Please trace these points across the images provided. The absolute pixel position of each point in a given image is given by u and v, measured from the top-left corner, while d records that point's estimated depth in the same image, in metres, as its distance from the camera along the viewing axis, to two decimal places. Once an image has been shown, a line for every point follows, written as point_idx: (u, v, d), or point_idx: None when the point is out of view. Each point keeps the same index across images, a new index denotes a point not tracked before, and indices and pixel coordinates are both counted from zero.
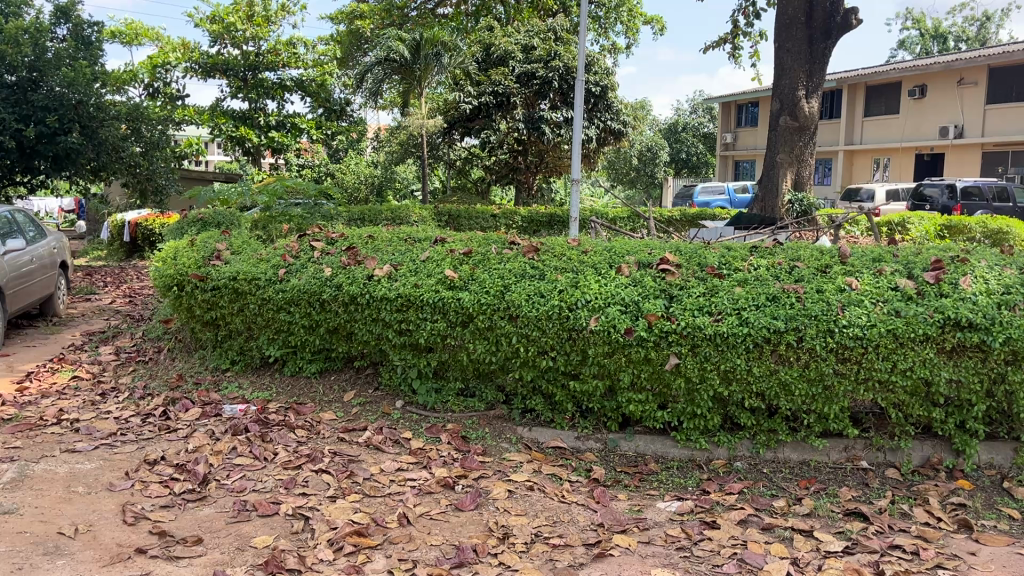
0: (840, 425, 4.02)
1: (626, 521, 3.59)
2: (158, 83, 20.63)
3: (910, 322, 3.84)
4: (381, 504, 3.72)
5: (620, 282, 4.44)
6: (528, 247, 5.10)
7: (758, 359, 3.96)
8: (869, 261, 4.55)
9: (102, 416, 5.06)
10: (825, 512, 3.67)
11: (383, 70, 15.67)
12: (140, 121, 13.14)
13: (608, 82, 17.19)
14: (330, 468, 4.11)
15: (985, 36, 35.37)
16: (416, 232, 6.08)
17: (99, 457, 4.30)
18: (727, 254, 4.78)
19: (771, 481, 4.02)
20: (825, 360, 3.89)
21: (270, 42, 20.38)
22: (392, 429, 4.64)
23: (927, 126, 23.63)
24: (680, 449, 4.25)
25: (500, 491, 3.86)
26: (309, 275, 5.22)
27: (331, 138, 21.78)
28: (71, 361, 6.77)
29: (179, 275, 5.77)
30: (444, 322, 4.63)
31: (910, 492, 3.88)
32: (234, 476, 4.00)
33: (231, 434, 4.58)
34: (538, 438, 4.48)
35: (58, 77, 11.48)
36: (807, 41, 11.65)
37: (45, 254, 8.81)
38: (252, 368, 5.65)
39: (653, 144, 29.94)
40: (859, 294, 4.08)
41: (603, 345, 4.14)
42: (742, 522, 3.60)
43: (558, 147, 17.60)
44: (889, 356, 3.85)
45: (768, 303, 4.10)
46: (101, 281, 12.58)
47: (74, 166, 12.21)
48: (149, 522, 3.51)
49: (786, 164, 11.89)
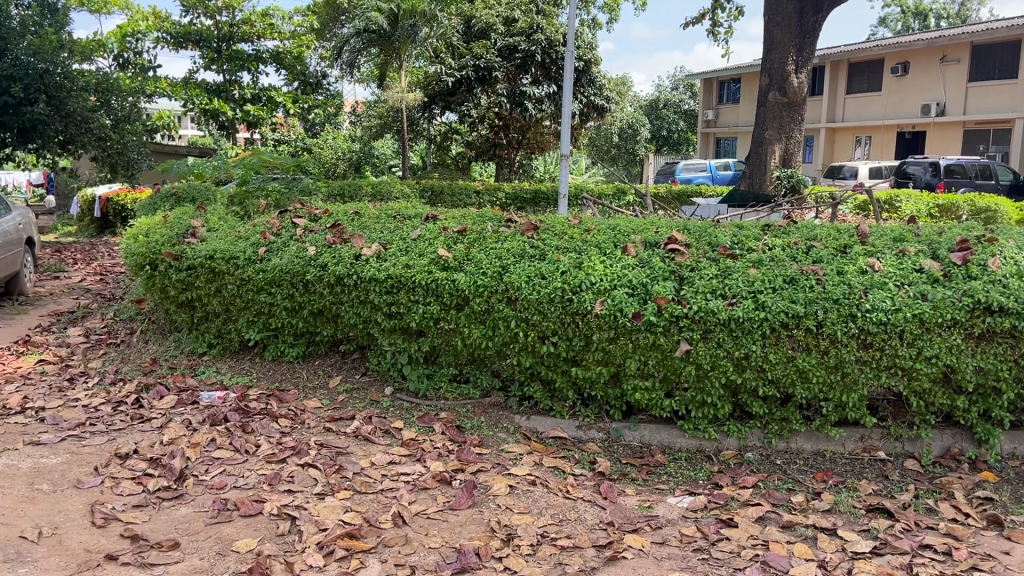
0: (857, 414, 3.81)
1: (637, 519, 3.36)
2: (128, 53, 20.09)
3: (938, 306, 3.61)
4: (374, 501, 3.46)
5: (627, 263, 4.18)
6: (527, 224, 4.81)
7: (775, 345, 3.72)
8: (890, 241, 4.33)
9: (70, 405, 4.72)
10: (848, 508, 3.48)
11: (360, 42, 15.16)
12: (111, 92, 12.67)
13: (591, 56, 16.97)
14: (317, 462, 3.83)
15: (966, 14, 35.45)
16: (405, 209, 5.76)
17: (65, 451, 3.96)
18: (739, 233, 4.54)
19: (786, 473, 3.81)
20: (846, 347, 3.66)
21: (245, 12, 19.75)
22: (382, 418, 4.37)
23: (909, 104, 23.51)
24: (687, 439, 4.02)
25: (500, 487, 3.61)
26: (291, 254, 4.91)
27: (308, 112, 21.24)
28: (37, 343, 6.41)
29: (152, 253, 5.44)
30: (437, 305, 4.35)
31: (933, 485, 3.69)
32: (213, 471, 3.70)
33: (209, 424, 4.28)
34: (538, 428, 4.23)
35: (22, 45, 11.16)
36: (797, 14, 11.29)
37: (11, 232, 8.42)
38: (231, 352, 5.35)
39: (635, 121, 29.66)
40: (883, 276, 3.85)
41: (608, 330, 3.90)
42: (760, 519, 3.39)
43: (540, 123, 17.43)
44: (914, 342, 3.63)
45: (786, 287, 3.85)
46: (71, 259, 12.12)
47: (41, 139, 11.77)
48: (120, 523, 3.21)
49: (774, 141, 11.61)
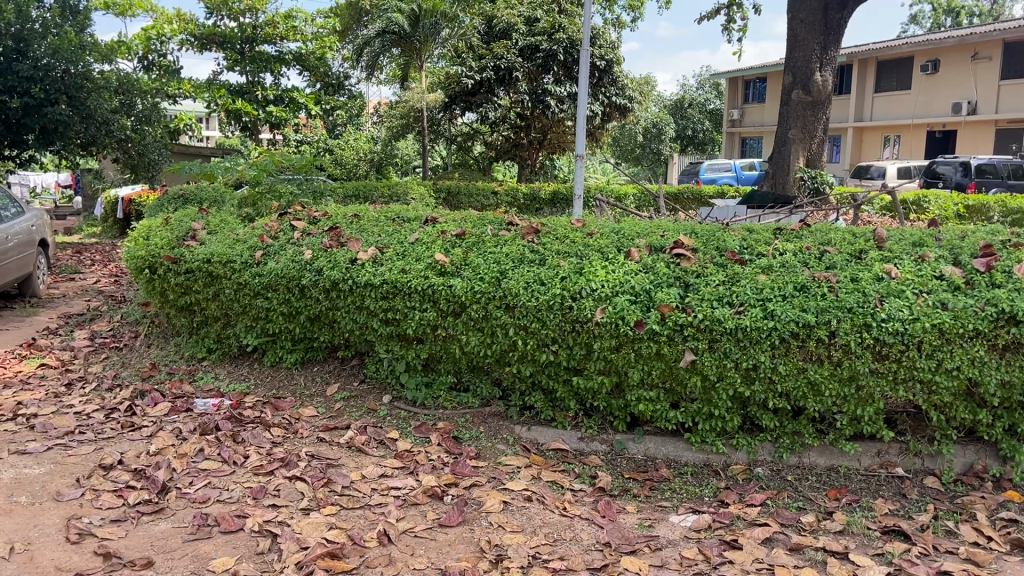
0: (874, 427, 3.61)
1: (636, 540, 3.18)
2: (153, 56, 20.21)
3: (959, 316, 3.39)
4: (360, 518, 3.31)
5: (630, 268, 4.00)
6: (528, 228, 4.65)
7: (785, 356, 3.52)
8: (909, 245, 4.11)
9: (63, 412, 4.63)
10: (861, 529, 3.27)
11: (382, 43, 15.00)
12: (133, 94, 12.71)
13: (613, 56, 16.66)
14: (305, 474, 3.69)
15: (1000, 11, 34.65)
16: (406, 212, 5.62)
17: (51, 461, 3.86)
18: (749, 237, 4.35)
19: (797, 490, 3.61)
20: (860, 359, 3.44)
21: (268, 14, 19.76)
22: (377, 428, 4.23)
23: (939, 102, 23.00)
24: (694, 452, 3.83)
25: (493, 503, 3.45)
26: (287, 258, 4.78)
27: (330, 114, 21.21)
28: (41, 346, 6.34)
29: (151, 257, 5.35)
30: (434, 312, 4.20)
31: (954, 505, 3.47)
32: (198, 484, 3.58)
33: (199, 433, 4.17)
34: (538, 439, 4.07)
35: (43, 46, 11.06)
36: (822, 9, 10.97)
37: (24, 233, 8.42)
38: (230, 358, 5.24)
39: (659, 120, 29.36)
40: (900, 284, 3.64)
41: (610, 339, 3.72)
42: (766, 541, 3.20)
43: (561, 123, 17.12)
44: (934, 353, 3.41)
45: (796, 294, 3.65)
46: (90, 260, 12.13)
47: (62, 140, 11.82)
48: (95, 540, 3.09)
49: (799, 141, 11.27)
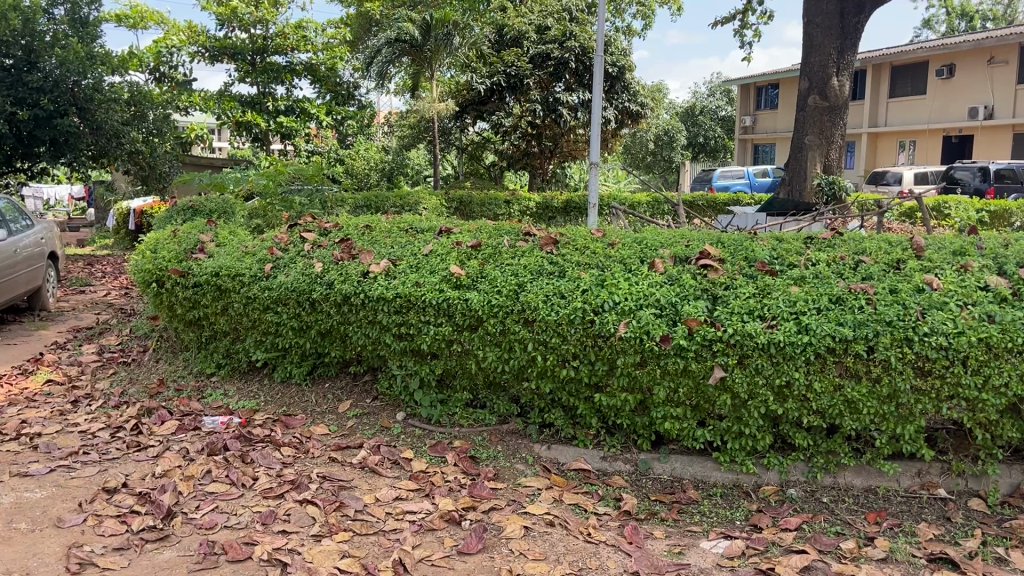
0: (914, 446, 3.42)
1: (666, 569, 3.00)
2: (164, 67, 20.15)
3: (1007, 329, 3.21)
4: (374, 545, 3.15)
5: (654, 280, 3.83)
6: (546, 238, 4.50)
7: (820, 372, 3.34)
8: (949, 255, 3.93)
9: (67, 431, 4.48)
10: (905, 556, 3.08)
11: (391, 52, 14.90)
12: (143, 105, 12.62)
13: (625, 63, 16.49)
14: (316, 498, 3.53)
15: (1013, 15, 34.27)
16: (419, 222, 5.47)
17: (53, 484, 3.72)
18: (778, 247, 4.17)
19: (833, 513, 3.43)
20: (901, 375, 3.25)
21: (279, 25, 19.68)
22: (391, 447, 4.07)
23: (956, 107, 22.72)
24: (723, 473, 3.66)
25: (514, 529, 3.27)
26: (298, 271, 4.64)
27: (340, 124, 21.09)
28: (48, 362, 6.21)
29: (159, 270, 5.22)
30: (449, 326, 4.04)
31: (1003, 529, 3.27)
32: (204, 509, 3.42)
33: (207, 454, 4.02)
34: (559, 459, 3.90)
35: (53, 57, 10.96)
36: (838, 14, 10.76)
37: (33, 246, 8.32)
38: (239, 373, 5.10)
39: (671, 128, 29.11)
40: (943, 295, 3.45)
41: (634, 355, 3.54)
42: (805, 569, 3.00)
43: (573, 131, 16.91)
44: (980, 369, 3.21)
45: (832, 306, 3.48)
46: (100, 273, 12.03)
47: (73, 151, 11.75)
48: (96, 569, 2.94)
49: (815, 147, 11.05)
